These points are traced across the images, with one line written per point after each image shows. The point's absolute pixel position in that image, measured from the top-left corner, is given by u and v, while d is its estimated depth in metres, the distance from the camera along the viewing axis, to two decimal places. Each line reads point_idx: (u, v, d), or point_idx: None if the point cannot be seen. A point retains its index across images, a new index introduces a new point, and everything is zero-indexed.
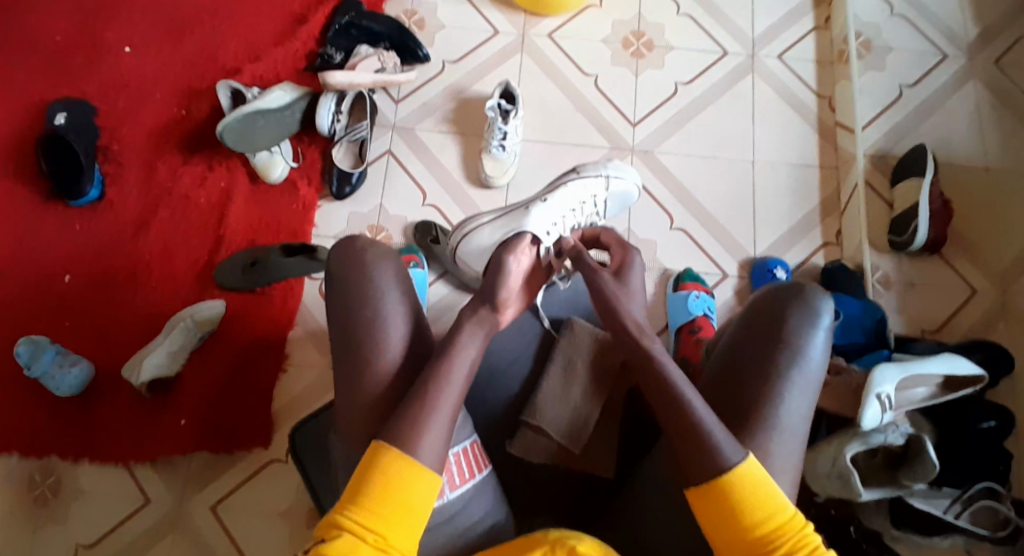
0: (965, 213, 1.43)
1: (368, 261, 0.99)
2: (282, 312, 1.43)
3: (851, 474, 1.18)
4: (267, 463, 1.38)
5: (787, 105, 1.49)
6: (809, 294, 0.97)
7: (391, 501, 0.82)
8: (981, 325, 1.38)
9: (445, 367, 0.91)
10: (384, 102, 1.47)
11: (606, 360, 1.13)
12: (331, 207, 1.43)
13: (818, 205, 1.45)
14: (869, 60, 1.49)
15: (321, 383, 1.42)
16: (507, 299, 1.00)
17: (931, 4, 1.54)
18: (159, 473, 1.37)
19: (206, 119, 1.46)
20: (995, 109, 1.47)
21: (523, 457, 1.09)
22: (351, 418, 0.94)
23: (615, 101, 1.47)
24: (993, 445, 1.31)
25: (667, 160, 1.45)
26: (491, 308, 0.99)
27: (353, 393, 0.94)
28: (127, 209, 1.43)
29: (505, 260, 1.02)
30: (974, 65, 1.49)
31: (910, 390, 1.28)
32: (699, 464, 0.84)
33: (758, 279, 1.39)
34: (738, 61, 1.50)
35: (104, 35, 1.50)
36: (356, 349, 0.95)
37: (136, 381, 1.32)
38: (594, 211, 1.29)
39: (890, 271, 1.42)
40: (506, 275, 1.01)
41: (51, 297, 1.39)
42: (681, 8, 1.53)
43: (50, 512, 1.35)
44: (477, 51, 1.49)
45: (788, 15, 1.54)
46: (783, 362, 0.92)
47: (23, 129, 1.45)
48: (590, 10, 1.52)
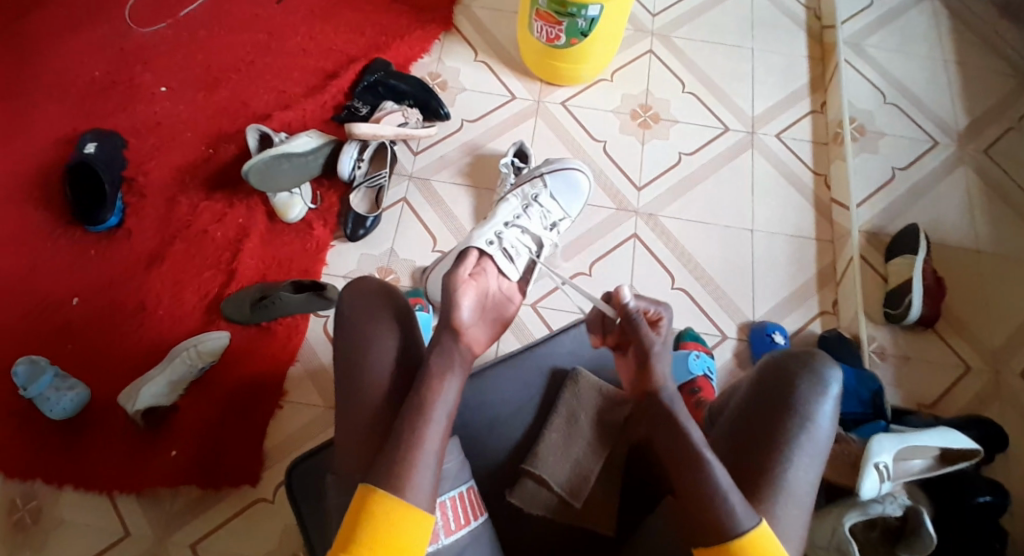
0: (958, 291, 1.47)
1: (373, 297, 1.02)
2: (284, 350, 1.43)
3: (850, 546, 1.14)
4: (253, 503, 1.34)
5: (783, 179, 1.57)
6: (819, 362, 1.00)
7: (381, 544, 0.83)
8: (975, 402, 1.39)
9: (427, 404, 0.90)
10: (403, 153, 1.55)
11: (609, 415, 1.11)
12: (344, 248, 1.48)
13: (814, 276, 1.50)
14: (862, 143, 1.59)
15: (317, 423, 1.40)
16: (465, 320, 0.96)
17: (922, 95, 1.65)
18: (143, 507, 1.33)
19: (231, 160, 1.53)
20: (984, 194, 1.54)
21: (521, 508, 1.07)
22: (352, 425, 0.95)
23: (623, 166, 1.55)
24: (990, 523, 1.26)
25: (670, 223, 1.51)
26: (451, 332, 0.95)
27: (357, 399, 0.96)
28: (145, 238, 1.47)
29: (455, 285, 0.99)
30: (963, 153, 1.58)
31: (907, 462, 1.24)
32: (712, 530, 0.84)
33: (757, 343, 1.41)
34: (739, 138, 1.60)
35: (143, 77, 1.59)
36: (364, 361, 0.98)
37: (131, 408, 1.31)
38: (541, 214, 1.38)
39: (886, 343, 1.44)
40: (457, 300, 0.97)
41: (59, 318, 1.40)
42: (686, 86, 1.64)
43: (28, 539, 1.30)
44: (493, 114, 1.59)
45: (786, 99, 1.65)
46: (794, 429, 0.94)
47: (54, 158, 1.52)
48: (601, 83, 1.63)
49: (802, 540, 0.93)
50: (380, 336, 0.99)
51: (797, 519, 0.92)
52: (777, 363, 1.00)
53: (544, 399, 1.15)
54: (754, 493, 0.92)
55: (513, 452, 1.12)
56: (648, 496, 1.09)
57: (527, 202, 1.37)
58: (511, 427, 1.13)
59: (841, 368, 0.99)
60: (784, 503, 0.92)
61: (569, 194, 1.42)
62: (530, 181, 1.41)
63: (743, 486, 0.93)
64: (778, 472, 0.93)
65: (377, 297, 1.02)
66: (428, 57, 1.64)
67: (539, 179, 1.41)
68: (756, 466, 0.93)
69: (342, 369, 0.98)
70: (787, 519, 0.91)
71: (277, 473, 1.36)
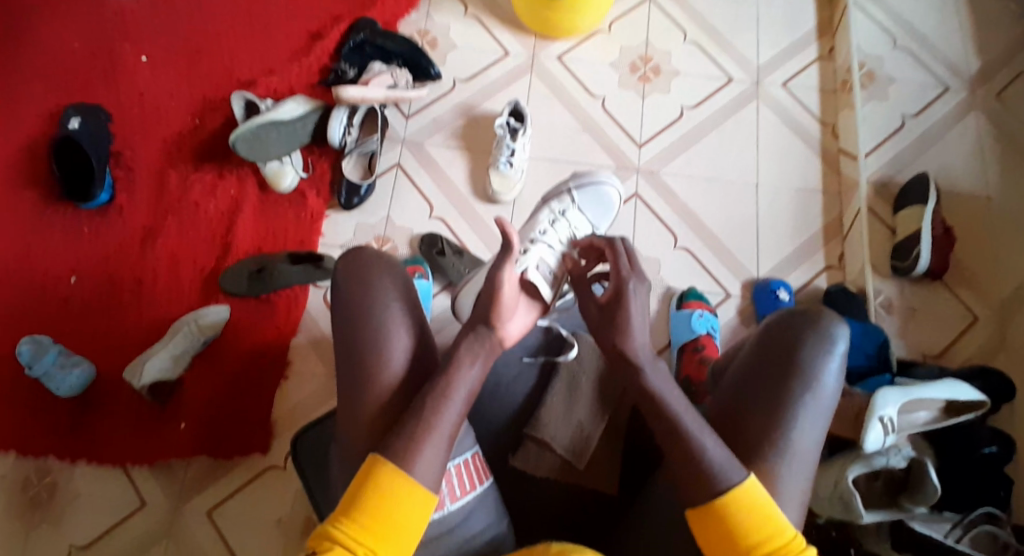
0: (965, 242, 1.43)
1: (372, 273, 0.97)
2: (285, 323, 1.42)
3: (853, 499, 1.15)
4: (265, 470, 1.35)
5: (790, 130, 1.52)
6: (825, 319, 0.97)
7: (366, 545, 0.79)
8: (981, 354, 1.37)
9: (445, 386, 0.86)
10: (394, 117, 1.51)
11: (608, 383, 1.14)
12: (339, 217, 1.46)
13: (821, 230, 1.46)
14: (871, 90, 1.53)
15: (324, 390, 1.41)
16: (506, 316, 0.92)
17: (933, 38, 1.58)
18: (155, 477, 1.35)
19: (218, 130, 1.50)
20: (995, 141, 1.49)
21: (525, 472, 1.08)
22: (352, 402, 0.92)
23: (622, 122, 1.50)
24: (995, 471, 1.27)
25: (672, 180, 1.47)
26: (489, 326, 0.91)
27: (355, 376, 0.92)
28: (138, 214, 1.45)
29: (505, 263, 0.93)
30: (974, 98, 1.52)
31: (912, 414, 1.23)
32: (701, 486, 0.82)
33: (762, 303, 1.39)
34: (743, 88, 1.54)
35: (123, 46, 1.55)
36: (360, 342, 0.93)
37: (136, 383, 1.31)
38: (569, 228, 1.24)
39: (892, 296, 1.42)
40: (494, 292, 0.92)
41: (58, 298, 1.40)
42: (687, 36, 1.58)
43: (46, 512, 1.32)
44: (487, 72, 1.54)
45: (792, 46, 1.58)
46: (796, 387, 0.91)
47: (40, 133, 1.49)
48: (598, 35, 1.57)
49: (804, 497, 0.90)
50: (389, 314, 0.94)
51: (799, 485, 0.90)
52: (782, 322, 0.98)
53: (543, 366, 1.16)
54: (757, 457, 0.90)
55: (515, 422, 1.13)
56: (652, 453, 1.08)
57: (554, 217, 1.25)
58: (516, 388, 1.15)
59: (847, 326, 0.96)
60: (784, 462, 0.89)
61: (597, 209, 1.34)
62: (559, 197, 1.30)
63: (746, 445, 0.91)
64: (780, 429, 0.90)
65: (381, 275, 0.98)
66: (416, 14, 1.58)
67: (567, 195, 1.31)
68: (757, 427, 0.91)
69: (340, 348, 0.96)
70: (788, 476, 0.89)
71: (286, 441, 1.37)
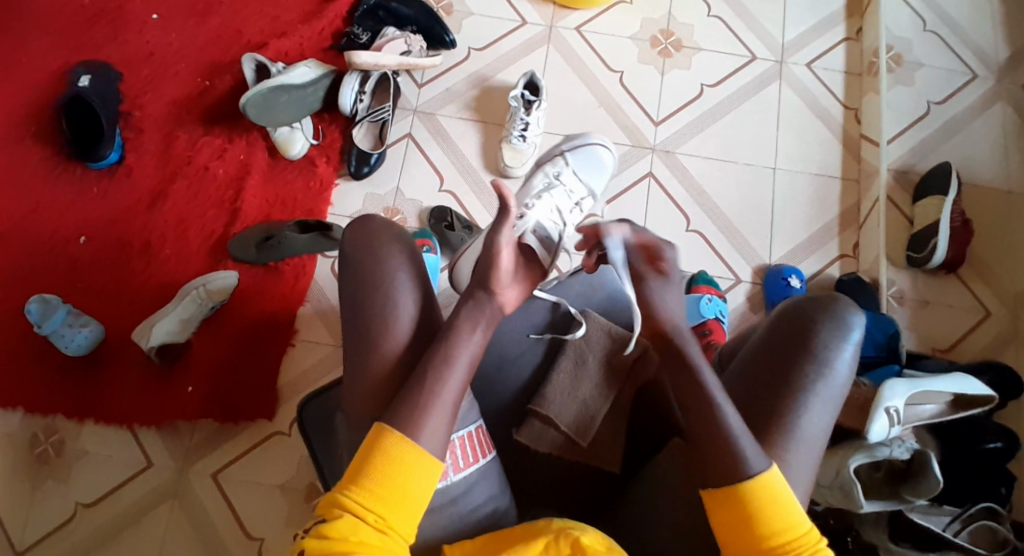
0: (983, 234, 1.41)
1: (380, 244, 0.94)
2: (294, 289, 1.43)
3: (853, 488, 1.13)
4: (271, 436, 1.37)
5: (810, 112, 1.48)
6: (842, 306, 0.94)
7: (374, 512, 0.77)
8: (992, 349, 1.35)
9: (448, 348, 0.86)
10: (407, 85, 1.48)
11: (618, 357, 1.09)
12: (349, 187, 1.44)
13: (837, 218, 1.43)
14: (898, 74, 1.48)
15: (330, 359, 1.41)
16: (504, 281, 0.91)
17: (964, 22, 1.52)
18: (161, 439, 1.36)
19: (228, 92, 1.48)
20: (1022, 131, 1.45)
21: (529, 447, 1.06)
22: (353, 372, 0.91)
23: (639, 98, 1.47)
24: (995, 466, 1.28)
25: (687, 160, 1.44)
26: (487, 293, 0.90)
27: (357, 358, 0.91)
28: (147, 176, 1.44)
29: (502, 227, 0.90)
30: (1003, 87, 1.48)
31: (918, 407, 1.22)
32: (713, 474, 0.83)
33: (771, 288, 1.37)
34: (765, 67, 1.50)
35: (133, 3, 1.52)
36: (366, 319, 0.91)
37: (146, 345, 1.31)
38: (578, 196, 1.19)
39: (905, 287, 1.39)
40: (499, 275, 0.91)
41: (66, 258, 1.40)
42: (710, 10, 1.53)
43: (53, 470, 1.34)
44: (502, 42, 1.50)
45: (819, 25, 1.53)
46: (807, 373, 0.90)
47: (49, 89, 1.47)
48: (618, 6, 1.53)
49: (811, 486, 0.90)
50: (394, 285, 0.92)
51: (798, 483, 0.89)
52: (798, 306, 0.96)
53: (550, 344, 1.12)
54: (763, 443, 0.89)
55: (523, 394, 1.11)
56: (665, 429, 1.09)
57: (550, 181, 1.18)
58: (519, 368, 1.11)
59: (864, 315, 0.94)
60: (791, 446, 0.89)
61: (593, 170, 1.27)
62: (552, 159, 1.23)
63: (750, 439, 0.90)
64: (787, 417, 0.89)
65: (386, 240, 0.94)
66: None
67: (560, 157, 1.25)
68: (763, 418, 0.90)
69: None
70: (795, 463, 0.88)
71: (293, 406, 1.39)
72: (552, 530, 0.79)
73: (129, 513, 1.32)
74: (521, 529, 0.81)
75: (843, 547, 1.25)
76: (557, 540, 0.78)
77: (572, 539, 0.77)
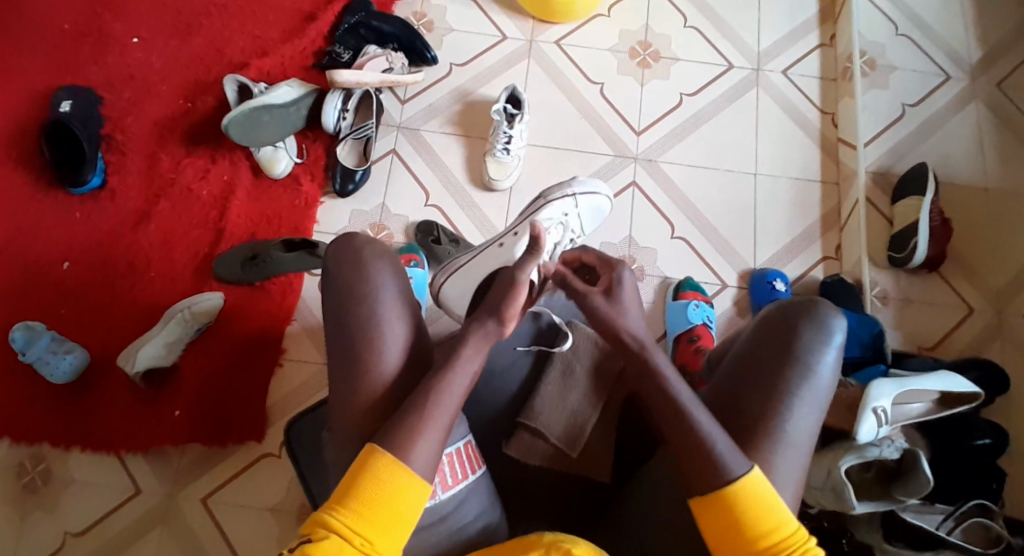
0: (962, 232, 1.43)
1: (365, 258, 0.94)
2: (281, 308, 1.42)
3: (845, 490, 1.12)
4: (261, 458, 1.35)
5: (788, 118, 1.51)
6: (823, 308, 0.96)
7: (360, 535, 0.76)
8: (977, 345, 1.37)
9: (446, 364, 0.86)
10: (390, 102, 1.49)
11: (605, 365, 1.09)
12: (334, 204, 1.44)
13: (819, 220, 1.45)
14: (872, 78, 1.52)
15: (315, 381, 1.40)
16: (515, 312, 0.90)
17: (935, 24, 1.56)
18: (149, 463, 1.34)
19: (211, 113, 1.48)
20: (996, 129, 1.48)
21: (520, 460, 1.06)
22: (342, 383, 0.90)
23: (620, 109, 1.49)
24: (987, 463, 1.27)
25: (670, 169, 1.46)
26: (497, 321, 0.89)
27: (346, 370, 0.90)
28: (130, 199, 1.43)
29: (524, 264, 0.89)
30: (976, 86, 1.51)
31: (906, 405, 1.23)
32: (702, 478, 0.82)
33: (757, 291, 1.38)
34: (743, 75, 1.53)
35: (113, 26, 1.52)
36: (354, 331, 0.90)
37: (130, 369, 1.30)
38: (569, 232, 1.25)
39: (888, 287, 1.41)
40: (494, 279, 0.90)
41: (50, 283, 1.38)
42: (687, 21, 1.56)
43: (39, 499, 1.31)
44: (483, 56, 1.52)
45: (794, 32, 1.57)
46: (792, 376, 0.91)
47: (30, 114, 1.46)
48: (597, 19, 1.55)
49: (800, 484, 0.90)
50: (383, 295, 0.91)
51: (791, 480, 0.89)
52: (780, 311, 0.97)
53: (539, 354, 1.13)
54: (753, 445, 0.89)
55: (511, 407, 1.10)
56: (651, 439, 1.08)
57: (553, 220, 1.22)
58: (509, 380, 1.11)
59: (844, 316, 0.95)
60: (779, 449, 0.89)
61: (593, 217, 1.30)
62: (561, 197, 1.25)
63: (742, 440, 0.90)
64: (775, 419, 0.90)
65: (374, 254, 0.94)
66: None
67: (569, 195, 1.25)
68: (753, 419, 0.90)
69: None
70: (782, 465, 0.89)
71: (282, 428, 1.37)
72: (543, 544, 0.78)
73: (120, 540, 1.30)
74: (513, 544, 0.80)
75: (838, 549, 1.27)
76: (549, 552, 0.76)
77: (563, 551, 0.76)
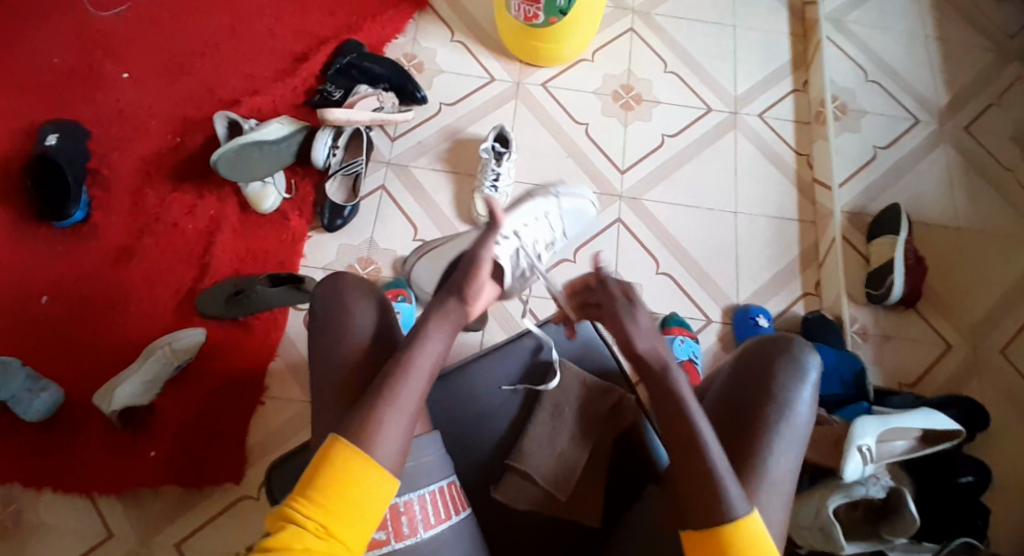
0: (936, 270, 1.47)
1: (345, 292, 0.97)
2: (262, 346, 1.38)
3: (834, 530, 1.14)
4: (239, 501, 1.29)
5: (766, 159, 1.56)
6: (797, 348, 0.97)
7: (319, 521, 0.78)
8: (955, 379, 1.39)
9: None
10: (380, 139, 1.51)
11: (593, 405, 1.09)
12: (321, 239, 1.44)
13: (797, 257, 1.49)
14: (845, 121, 1.58)
15: (299, 418, 1.36)
16: (477, 292, 0.93)
17: (903, 72, 1.64)
18: (125, 505, 1.28)
19: (199, 149, 1.48)
20: (964, 172, 1.55)
21: (508, 505, 1.04)
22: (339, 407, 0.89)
23: (605, 148, 1.53)
24: (972, 501, 1.26)
25: (653, 207, 1.49)
26: (459, 300, 0.92)
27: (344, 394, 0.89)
28: (114, 233, 1.42)
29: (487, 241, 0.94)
30: (944, 130, 1.59)
31: (890, 443, 1.23)
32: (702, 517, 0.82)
33: (741, 327, 1.40)
34: (721, 118, 1.58)
35: (104, 62, 1.53)
36: None
37: (107, 408, 1.25)
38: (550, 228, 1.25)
39: (867, 323, 1.44)
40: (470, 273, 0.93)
41: (26, 319, 1.35)
42: (668, 66, 1.62)
43: (5, 544, 1.24)
44: (471, 97, 1.55)
45: (770, 77, 1.64)
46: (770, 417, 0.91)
47: (15, 147, 1.45)
48: (581, 63, 1.61)
49: (785, 527, 0.90)
50: None
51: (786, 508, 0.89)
52: (755, 351, 0.98)
53: (527, 395, 1.10)
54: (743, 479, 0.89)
55: (496, 455, 1.08)
56: (646, 471, 1.07)
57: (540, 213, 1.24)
58: (499, 421, 1.09)
59: (819, 354, 0.97)
60: (767, 490, 0.89)
61: (576, 220, 1.34)
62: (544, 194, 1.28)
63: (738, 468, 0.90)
64: (758, 458, 0.90)
65: (357, 290, 0.98)
66: (403, 38, 1.61)
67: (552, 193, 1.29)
68: (746, 450, 0.91)
69: (324, 358, 0.94)
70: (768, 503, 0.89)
71: (261, 470, 1.32)
72: None
73: None
74: None
75: None
76: None
77: None
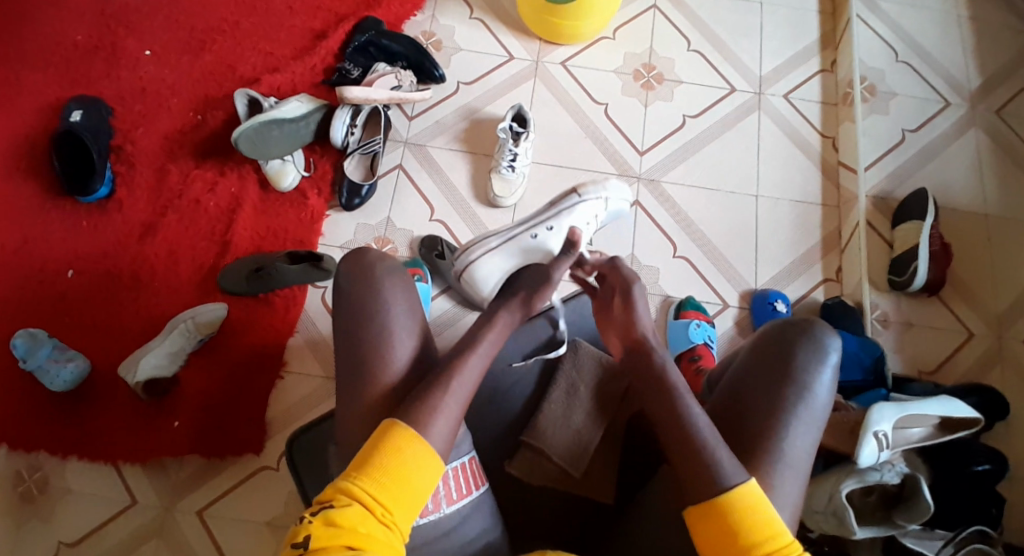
0: (963, 258, 1.44)
1: (376, 274, 0.94)
2: (283, 322, 1.41)
3: (846, 515, 1.11)
4: (257, 471, 1.33)
5: (790, 142, 1.53)
6: (818, 329, 0.96)
7: (382, 504, 0.77)
8: (978, 369, 1.37)
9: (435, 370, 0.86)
10: (398, 119, 1.51)
11: (607, 386, 1.08)
12: (339, 217, 1.45)
13: (819, 242, 1.47)
14: (872, 103, 1.54)
15: (319, 392, 1.38)
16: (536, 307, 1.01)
17: (935, 52, 1.59)
18: (148, 476, 1.32)
19: (220, 126, 1.50)
20: (995, 156, 1.50)
21: (522, 480, 1.05)
22: (345, 391, 0.90)
23: (623, 129, 1.51)
24: (987, 489, 1.23)
25: (673, 190, 1.48)
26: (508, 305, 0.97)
27: (351, 376, 0.91)
28: (137, 209, 1.44)
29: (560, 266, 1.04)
30: (975, 113, 1.54)
31: (907, 429, 1.20)
32: (694, 487, 0.82)
33: (758, 312, 1.39)
34: (745, 99, 1.55)
35: (126, 39, 1.55)
36: (358, 336, 0.91)
37: (132, 379, 1.29)
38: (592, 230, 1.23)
39: (889, 310, 1.41)
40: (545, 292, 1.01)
41: (55, 292, 1.39)
42: (691, 44, 1.59)
43: (35, 509, 1.30)
44: (489, 76, 1.54)
45: (796, 57, 1.60)
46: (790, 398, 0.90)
47: (42, 124, 1.48)
48: (602, 41, 1.58)
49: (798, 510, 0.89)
50: (389, 300, 0.93)
51: (794, 498, 0.88)
52: (778, 331, 0.96)
53: (545, 369, 1.12)
54: (752, 466, 0.88)
55: (510, 432, 1.09)
56: (657, 455, 1.07)
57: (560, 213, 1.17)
58: (509, 402, 1.10)
59: (840, 336, 0.95)
60: (778, 475, 0.88)
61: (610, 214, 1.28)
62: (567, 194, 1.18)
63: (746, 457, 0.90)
64: (771, 444, 0.89)
65: (385, 273, 0.94)
66: (422, 15, 1.59)
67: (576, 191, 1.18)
68: (753, 438, 0.90)
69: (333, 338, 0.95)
70: (781, 488, 0.88)
71: (281, 441, 1.35)
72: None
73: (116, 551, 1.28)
74: None
75: None
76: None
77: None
